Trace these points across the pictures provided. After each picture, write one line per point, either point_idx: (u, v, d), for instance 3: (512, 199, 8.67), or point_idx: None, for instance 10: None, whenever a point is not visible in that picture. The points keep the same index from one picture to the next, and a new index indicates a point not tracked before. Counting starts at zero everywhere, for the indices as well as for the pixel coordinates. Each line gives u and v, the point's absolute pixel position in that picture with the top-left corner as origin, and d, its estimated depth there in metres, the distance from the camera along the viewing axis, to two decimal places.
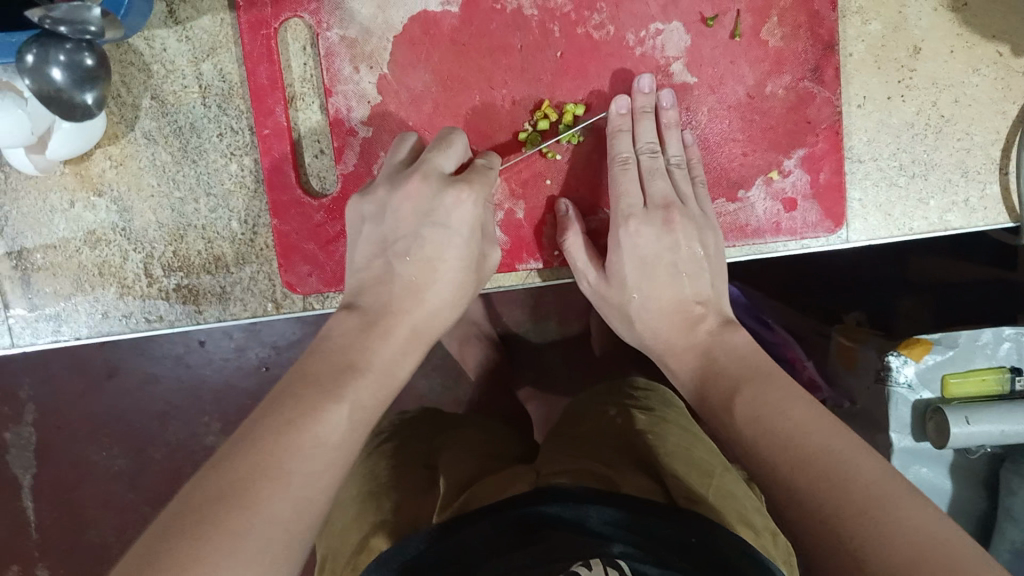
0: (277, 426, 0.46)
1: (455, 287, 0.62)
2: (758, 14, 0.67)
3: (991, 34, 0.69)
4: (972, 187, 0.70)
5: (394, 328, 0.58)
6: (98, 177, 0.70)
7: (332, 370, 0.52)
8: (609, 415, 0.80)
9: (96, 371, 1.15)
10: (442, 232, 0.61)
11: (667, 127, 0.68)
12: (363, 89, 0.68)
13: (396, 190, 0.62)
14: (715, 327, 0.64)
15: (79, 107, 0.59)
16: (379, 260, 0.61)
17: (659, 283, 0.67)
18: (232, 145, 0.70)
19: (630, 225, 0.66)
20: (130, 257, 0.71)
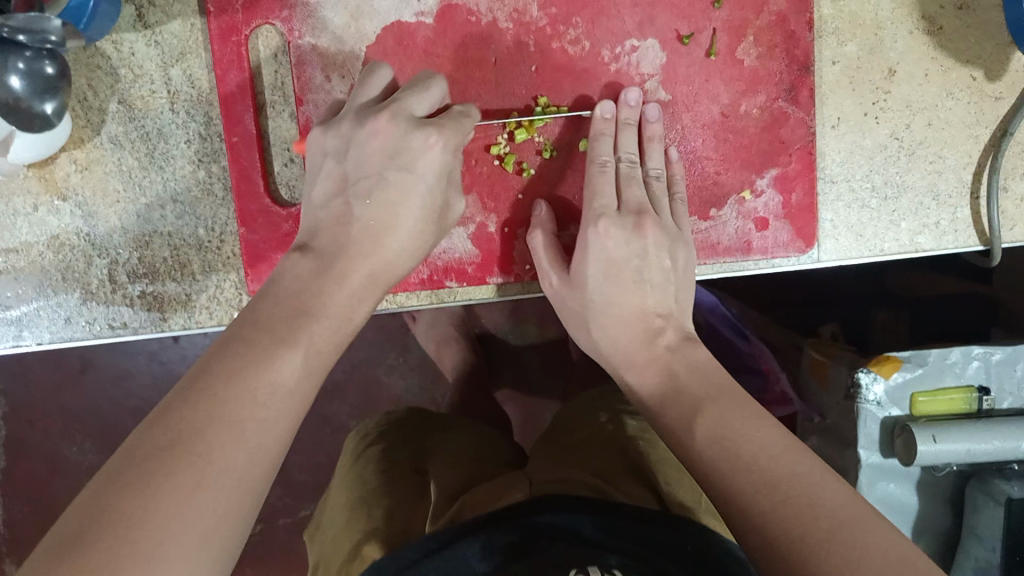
0: (226, 370, 0.45)
1: (415, 234, 0.60)
2: (733, 33, 0.67)
3: (964, 59, 0.69)
4: (944, 211, 0.70)
5: (351, 270, 0.56)
6: (62, 181, 0.68)
7: (285, 316, 0.50)
8: (601, 420, 0.79)
9: (70, 365, 1.14)
10: (406, 176, 0.59)
11: (650, 140, 0.67)
12: (335, 98, 0.67)
13: (362, 126, 0.59)
14: (674, 343, 0.62)
15: (38, 118, 0.59)
16: (338, 200, 0.59)
17: (622, 289, 0.64)
18: (200, 151, 0.69)
19: (602, 224, 0.64)
20: (93, 263, 0.69)
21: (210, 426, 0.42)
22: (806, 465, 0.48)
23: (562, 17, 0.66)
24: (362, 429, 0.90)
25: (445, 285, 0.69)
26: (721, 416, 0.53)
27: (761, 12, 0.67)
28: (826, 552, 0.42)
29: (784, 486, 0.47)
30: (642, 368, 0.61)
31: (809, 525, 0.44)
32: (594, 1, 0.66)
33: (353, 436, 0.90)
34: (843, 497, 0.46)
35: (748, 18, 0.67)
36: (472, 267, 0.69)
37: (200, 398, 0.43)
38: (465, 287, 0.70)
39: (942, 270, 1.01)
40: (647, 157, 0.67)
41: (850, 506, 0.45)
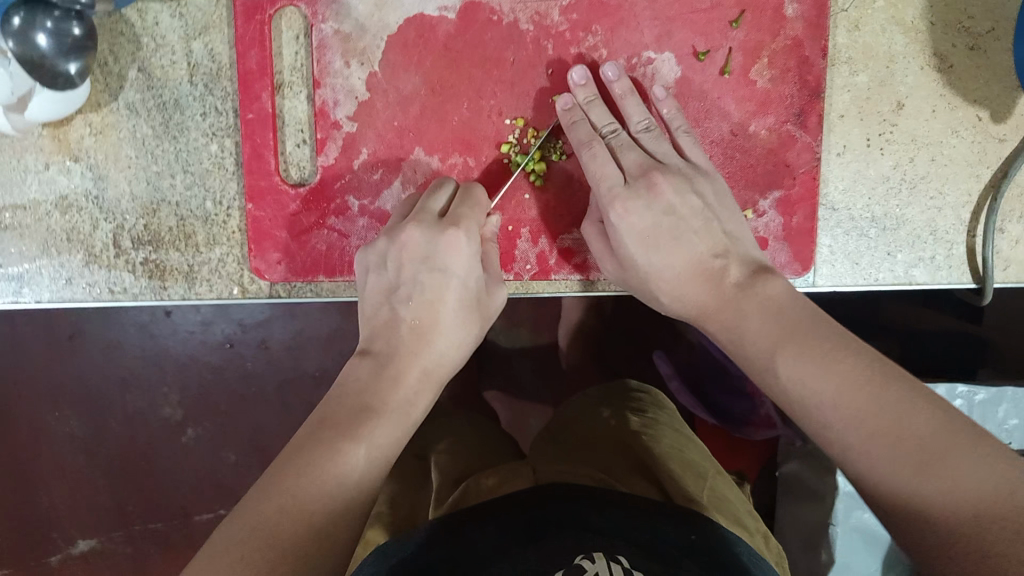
0: (305, 461, 0.47)
1: (460, 326, 0.60)
2: (748, 53, 0.68)
3: (972, 98, 0.70)
4: (940, 246, 0.72)
5: (404, 371, 0.55)
6: (76, 142, 0.69)
7: (349, 414, 0.51)
8: (605, 417, 0.79)
9: (58, 332, 1.12)
10: (441, 275, 0.59)
11: (623, 97, 0.66)
12: (352, 84, 0.67)
13: (394, 237, 0.61)
14: (743, 279, 0.58)
15: (61, 77, 0.61)
16: (385, 307, 0.60)
17: (666, 251, 0.61)
18: (215, 125, 0.69)
19: (617, 207, 0.62)
20: (100, 227, 0.70)
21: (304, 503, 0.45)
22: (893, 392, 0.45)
23: (583, 23, 0.67)
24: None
25: None
26: (796, 362, 0.49)
27: (778, 35, 0.68)
28: (917, 482, 0.41)
29: (870, 413, 0.44)
30: (712, 322, 0.58)
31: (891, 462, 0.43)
32: (614, 10, 0.67)
33: None
34: (932, 423, 0.43)
35: (764, 41, 0.68)
36: None
37: (295, 481, 0.46)
38: None
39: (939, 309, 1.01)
40: (629, 115, 0.66)
41: (941, 437, 0.42)
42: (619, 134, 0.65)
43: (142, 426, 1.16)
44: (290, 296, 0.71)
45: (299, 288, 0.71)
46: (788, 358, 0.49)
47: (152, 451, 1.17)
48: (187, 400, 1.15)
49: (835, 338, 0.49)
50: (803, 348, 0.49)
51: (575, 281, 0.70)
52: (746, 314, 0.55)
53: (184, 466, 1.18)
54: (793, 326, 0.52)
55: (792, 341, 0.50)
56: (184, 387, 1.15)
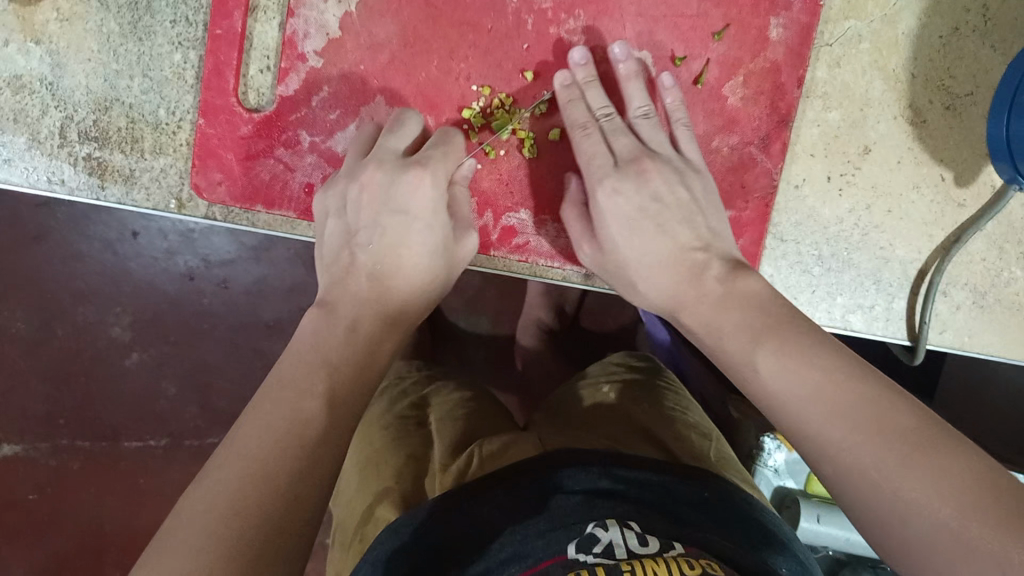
0: (265, 434, 0.46)
1: (421, 271, 0.60)
2: (725, 69, 0.67)
3: (939, 158, 0.70)
4: (881, 297, 0.71)
5: (360, 315, 0.56)
6: (40, 26, 0.68)
7: (305, 370, 0.50)
8: (603, 386, 0.80)
9: (24, 231, 1.09)
10: (402, 219, 0.60)
11: (627, 78, 0.66)
12: (326, 20, 0.66)
13: (354, 182, 0.61)
14: (724, 272, 0.57)
15: None
16: (345, 252, 0.60)
17: (646, 237, 0.61)
18: (182, 35, 0.69)
19: (608, 186, 0.62)
20: (49, 113, 0.69)
21: (256, 487, 0.43)
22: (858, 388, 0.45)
23: (566, 5, 0.66)
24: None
25: None
26: (781, 359, 0.49)
27: (757, 57, 0.67)
28: (905, 476, 0.40)
29: (859, 413, 0.44)
30: (692, 313, 0.57)
31: (882, 456, 0.42)
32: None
33: None
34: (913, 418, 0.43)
35: (744, 60, 0.67)
36: None
37: (238, 456, 0.44)
38: None
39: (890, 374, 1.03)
40: (629, 100, 0.66)
41: (921, 427, 0.42)
42: (613, 119, 0.65)
43: (88, 342, 1.12)
44: (225, 221, 0.70)
45: (237, 215, 0.70)
46: (767, 355, 0.49)
47: (90, 367, 1.13)
48: (138, 324, 1.13)
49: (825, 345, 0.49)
50: (796, 346, 0.49)
51: (510, 261, 0.69)
52: (732, 311, 0.54)
53: (119, 389, 1.14)
54: (776, 324, 0.51)
55: (772, 339, 0.50)
56: (139, 310, 1.12)
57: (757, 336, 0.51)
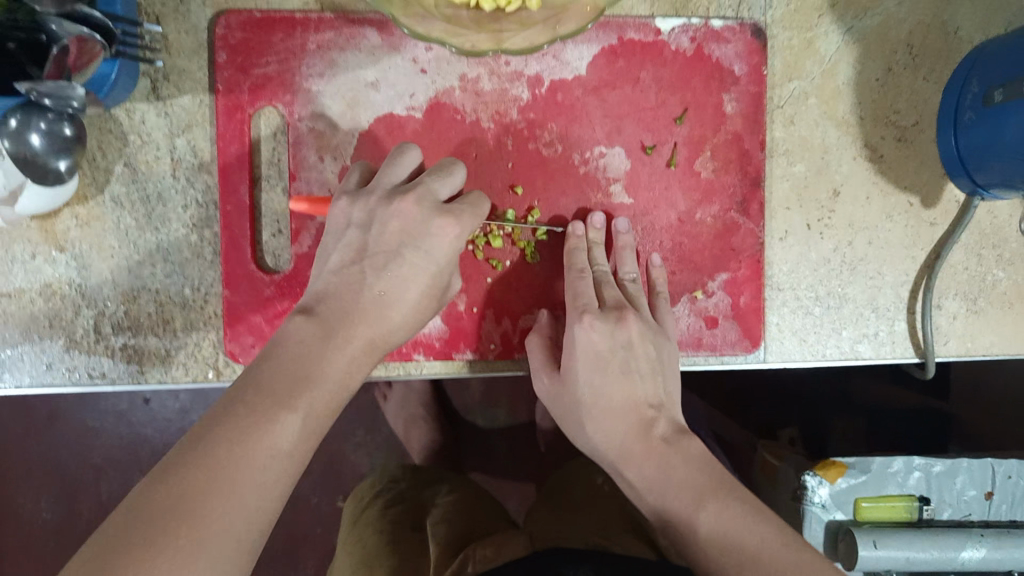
0: (228, 434, 0.45)
1: (415, 312, 0.60)
2: (692, 147, 0.73)
3: (903, 186, 0.76)
4: (882, 322, 0.76)
5: (354, 335, 0.56)
6: (62, 233, 0.73)
7: (285, 380, 0.50)
8: (597, 482, 0.89)
9: (38, 417, 1.12)
10: (421, 256, 0.61)
11: (622, 248, 0.72)
12: (326, 177, 0.72)
13: (389, 205, 0.62)
14: (669, 434, 0.63)
15: (52, 174, 0.59)
16: (353, 268, 0.60)
17: (609, 379, 0.65)
18: (195, 217, 0.73)
19: (582, 323, 0.66)
20: (81, 312, 0.73)
21: (215, 483, 0.43)
22: (766, 534, 0.53)
23: (539, 121, 0.72)
24: (358, 494, 0.96)
25: (413, 357, 0.73)
26: (721, 520, 0.55)
27: (718, 130, 0.73)
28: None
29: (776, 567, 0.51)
30: (637, 470, 0.61)
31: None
32: (568, 109, 0.72)
33: (351, 498, 0.96)
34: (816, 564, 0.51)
35: (707, 136, 0.73)
36: (439, 341, 0.73)
37: (205, 454, 0.44)
38: (433, 360, 0.73)
39: (903, 386, 1.05)
40: (619, 263, 0.72)
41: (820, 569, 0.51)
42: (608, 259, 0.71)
43: None
44: None
45: None
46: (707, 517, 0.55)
47: None
48: None
49: (749, 504, 0.56)
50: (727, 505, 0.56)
51: None
52: (676, 464, 0.60)
53: None
54: (715, 485, 0.58)
55: (714, 499, 0.56)
56: None
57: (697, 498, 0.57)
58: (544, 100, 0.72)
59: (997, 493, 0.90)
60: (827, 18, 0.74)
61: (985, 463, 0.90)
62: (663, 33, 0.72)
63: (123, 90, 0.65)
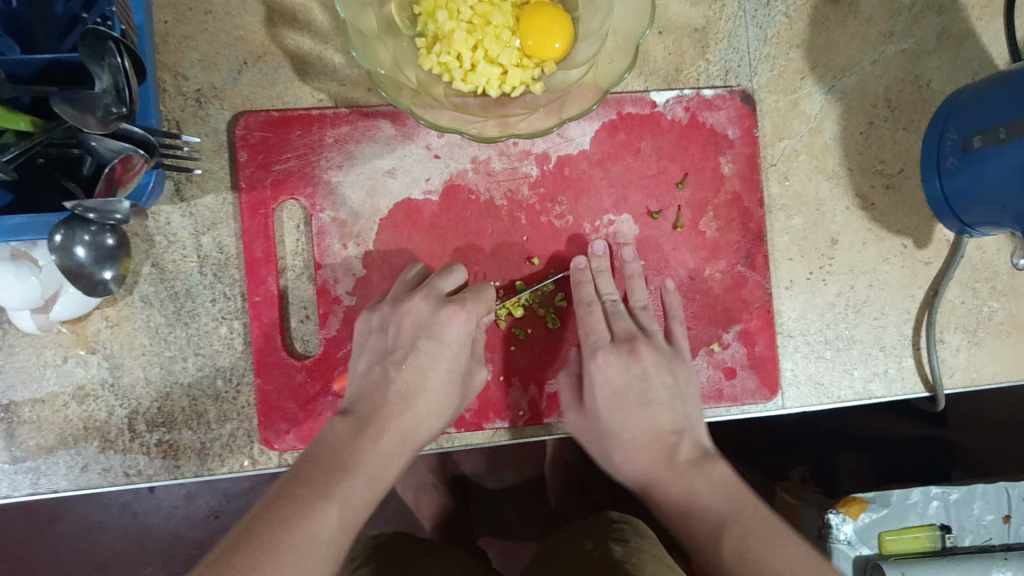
0: (275, 525, 0.49)
1: (440, 399, 0.64)
2: (696, 209, 0.77)
3: (897, 230, 0.80)
4: (891, 360, 0.79)
5: (384, 429, 0.59)
6: (92, 335, 0.75)
7: (323, 472, 0.54)
8: (587, 548, 0.80)
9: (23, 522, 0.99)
10: (435, 345, 0.65)
11: (632, 276, 0.75)
12: (351, 263, 0.75)
13: (399, 307, 0.67)
14: (693, 457, 0.66)
15: (100, 285, 0.62)
16: (377, 367, 0.64)
17: (630, 413, 0.70)
18: (224, 309, 0.76)
19: (598, 359, 0.71)
20: (115, 412, 0.75)
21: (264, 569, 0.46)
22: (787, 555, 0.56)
23: (549, 195, 0.76)
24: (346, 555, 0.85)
25: (444, 430, 0.75)
26: (743, 539, 0.57)
27: (719, 192, 0.77)
28: None
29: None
30: (665, 493, 0.64)
31: None
32: (575, 183, 0.76)
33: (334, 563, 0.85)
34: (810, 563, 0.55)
35: (709, 197, 0.77)
36: (469, 413, 0.75)
37: (254, 545, 0.48)
38: (463, 432, 0.75)
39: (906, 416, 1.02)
40: (630, 292, 0.75)
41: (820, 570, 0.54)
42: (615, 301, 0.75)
43: None
44: None
45: None
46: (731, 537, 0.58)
47: None
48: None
49: (771, 525, 0.58)
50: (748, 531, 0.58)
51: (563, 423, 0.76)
52: (700, 487, 0.63)
53: None
54: (738, 510, 0.60)
55: (737, 524, 0.59)
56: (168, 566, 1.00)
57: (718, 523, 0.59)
58: (552, 175, 0.76)
59: (1015, 515, 0.92)
60: (809, 79, 0.79)
61: (1000, 487, 0.93)
62: (659, 105, 0.77)
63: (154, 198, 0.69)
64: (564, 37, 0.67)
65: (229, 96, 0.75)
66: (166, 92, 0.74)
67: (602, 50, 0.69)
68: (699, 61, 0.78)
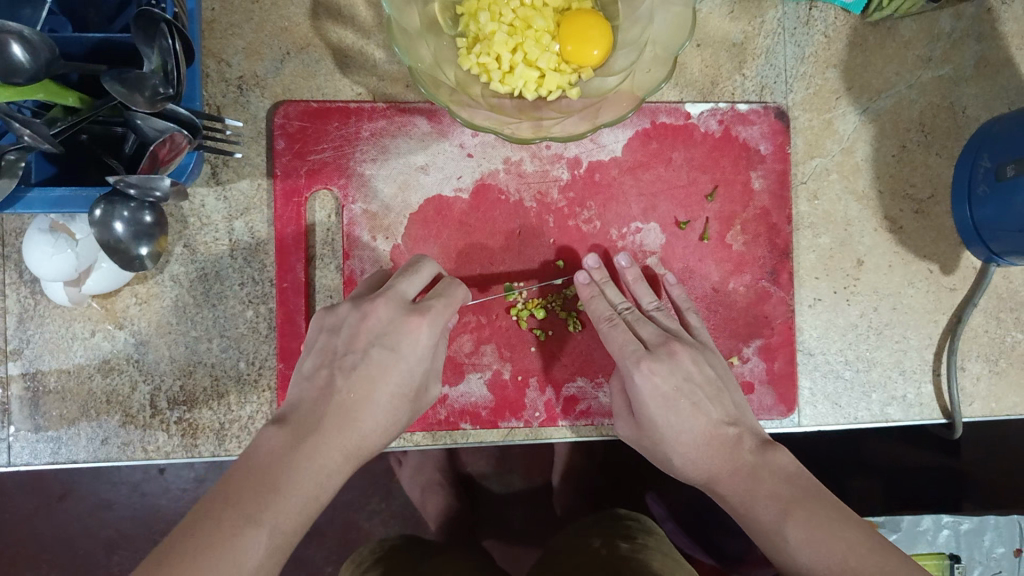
0: (197, 551, 0.48)
1: (387, 413, 0.61)
2: (723, 222, 0.78)
3: (923, 254, 0.80)
4: (910, 384, 0.79)
5: (326, 443, 0.57)
6: (121, 311, 0.76)
7: (253, 490, 0.52)
8: (594, 545, 0.82)
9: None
10: (389, 355, 0.62)
11: (634, 281, 0.74)
12: (378, 255, 0.76)
13: (360, 310, 0.64)
14: (755, 446, 0.65)
15: (137, 260, 0.63)
16: (324, 371, 0.61)
17: (683, 416, 0.66)
18: (251, 293, 0.77)
19: (644, 367, 0.67)
20: (138, 388, 0.76)
21: None
22: (852, 537, 0.56)
23: (578, 200, 0.77)
24: (355, 558, 0.86)
25: (460, 426, 0.75)
26: (810, 528, 0.57)
27: (747, 207, 0.78)
28: None
29: None
30: (728, 487, 0.63)
31: None
32: (604, 189, 0.77)
33: (348, 563, 0.86)
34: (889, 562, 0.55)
35: (737, 211, 0.78)
36: (486, 411, 0.76)
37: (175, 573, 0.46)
38: (479, 429, 0.76)
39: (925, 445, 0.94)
40: (640, 296, 0.74)
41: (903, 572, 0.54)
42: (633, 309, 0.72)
43: None
44: None
45: None
46: (798, 525, 0.57)
47: None
48: None
49: (835, 509, 0.58)
50: (812, 514, 0.58)
51: (580, 426, 0.76)
52: (763, 477, 0.62)
53: None
54: (801, 495, 0.60)
55: (801, 507, 0.59)
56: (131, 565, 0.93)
57: (783, 511, 0.59)
58: (582, 180, 0.77)
59: None
60: (843, 100, 0.80)
61: (1012, 520, 0.92)
62: (692, 118, 0.77)
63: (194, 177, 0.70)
64: (602, 45, 0.67)
65: (270, 85, 0.76)
66: (210, 77, 0.75)
67: (639, 59, 0.69)
68: (735, 75, 0.79)
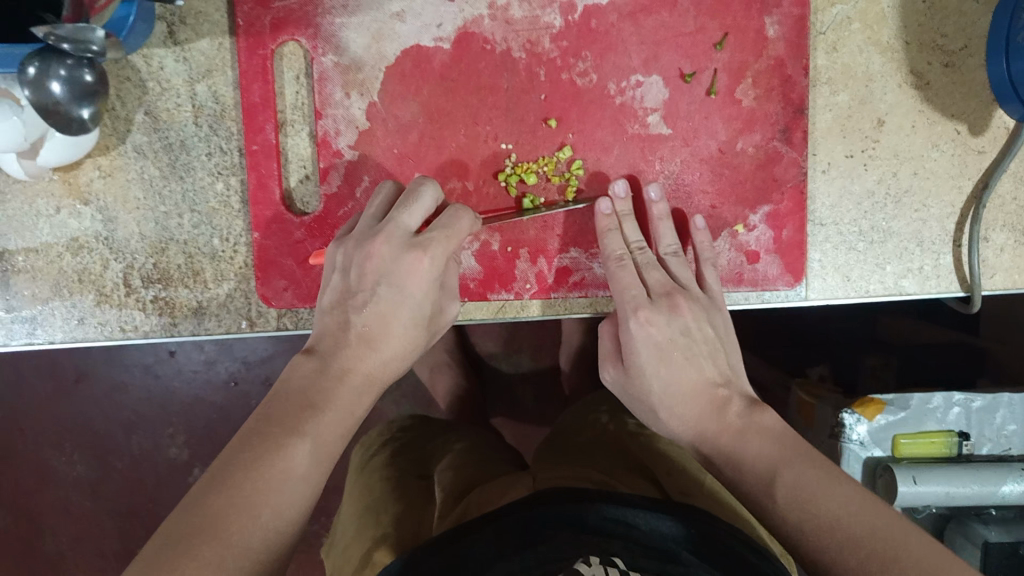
0: (243, 463, 0.49)
1: (406, 338, 0.60)
2: (733, 74, 0.71)
3: (950, 113, 0.72)
4: (927, 256, 0.74)
5: (353, 370, 0.57)
6: (85, 186, 0.71)
7: (292, 410, 0.53)
8: (602, 422, 0.81)
9: (66, 375, 1.13)
10: (397, 294, 0.59)
11: (658, 219, 0.71)
12: (353, 114, 0.70)
13: (360, 248, 0.60)
14: (744, 409, 0.62)
15: (75, 122, 0.59)
16: (338, 311, 0.60)
17: (676, 366, 0.65)
18: (220, 164, 0.72)
19: (638, 316, 0.66)
20: (110, 266, 0.72)
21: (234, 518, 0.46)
22: (843, 495, 0.51)
23: (573, 50, 0.70)
24: (366, 443, 0.89)
25: None
26: (798, 485, 0.53)
27: (760, 57, 0.70)
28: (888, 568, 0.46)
29: (869, 544, 0.48)
30: (715, 444, 0.60)
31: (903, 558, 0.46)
32: (602, 37, 0.70)
33: (360, 446, 0.90)
34: (884, 522, 0.49)
35: (748, 60, 0.71)
36: (474, 283, 0.72)
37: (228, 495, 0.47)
38: (466, 303, 0.72)
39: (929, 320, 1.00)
40: (659, 239, 0.71)
41: (893, 527, 0.49)
42: (646, 251, 0.70)
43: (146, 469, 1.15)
44: (297, 326, 0.74)
45: (305, 318, 0.74)
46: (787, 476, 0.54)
47: (156, 492, 1.16)
48: (193, 440, 1.15)
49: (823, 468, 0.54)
50: (803, 471, 0.54)
51: (572, 299, 0.72)
52: (751, 437, 0.59)
53: None
54: (794, 455, 0.56)
55: (790, 467, 0.54)
56: (190, 426, 1.15)
57: (776, 465, 0.55)
58: (577, 27, 0.69)
59: None
60: None
61: None
62: None
63: (134, 47, 0.65)
64: None
65: None
66: None
67: None
68: None
